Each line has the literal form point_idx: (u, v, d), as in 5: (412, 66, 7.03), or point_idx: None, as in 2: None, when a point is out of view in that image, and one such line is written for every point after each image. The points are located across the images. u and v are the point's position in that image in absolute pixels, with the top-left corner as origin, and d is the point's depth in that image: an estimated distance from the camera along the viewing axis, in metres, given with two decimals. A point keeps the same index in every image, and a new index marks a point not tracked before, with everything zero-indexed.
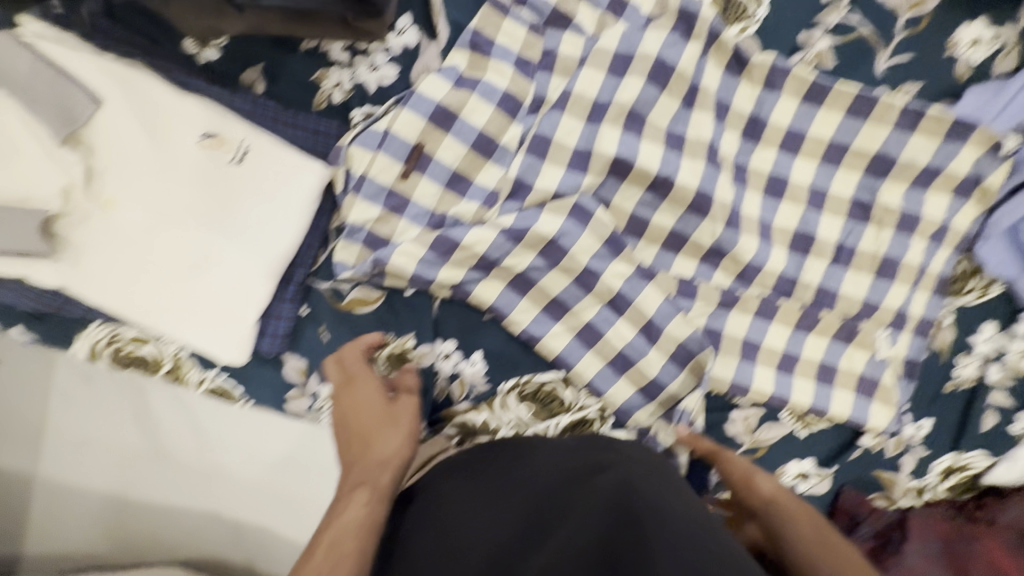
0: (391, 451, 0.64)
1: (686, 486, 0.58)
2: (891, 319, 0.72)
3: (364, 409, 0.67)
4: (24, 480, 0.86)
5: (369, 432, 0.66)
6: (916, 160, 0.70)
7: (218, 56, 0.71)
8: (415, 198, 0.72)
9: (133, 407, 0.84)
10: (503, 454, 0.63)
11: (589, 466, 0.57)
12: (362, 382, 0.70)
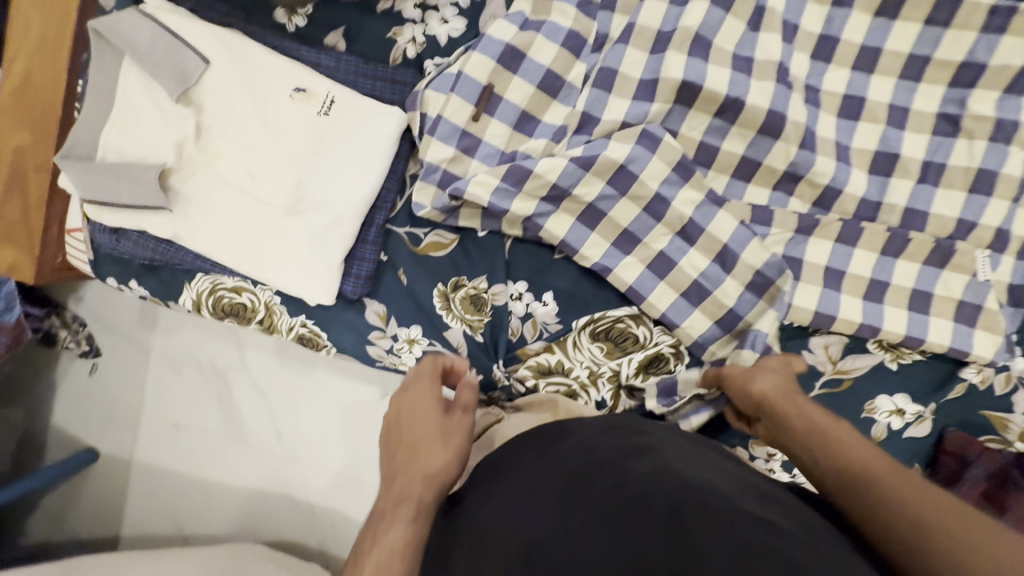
0: (437, 464, 0.64)
1: (731, 469, 0.56)
2: (991, 240, 0.71)
3: (417, 419, 0.70)
4: (127, 459, 1.06)
5: (418, 439, 0.68)
6: (1010, 64, 0.68)
7: (305, 23, 0.78)
8: (486, 139, 0.75)
9: (216, 394, 1.01)
10: (545, 433, 0.62)
11: (626, 448, 0.56)
12: (418, 391, 0.72)
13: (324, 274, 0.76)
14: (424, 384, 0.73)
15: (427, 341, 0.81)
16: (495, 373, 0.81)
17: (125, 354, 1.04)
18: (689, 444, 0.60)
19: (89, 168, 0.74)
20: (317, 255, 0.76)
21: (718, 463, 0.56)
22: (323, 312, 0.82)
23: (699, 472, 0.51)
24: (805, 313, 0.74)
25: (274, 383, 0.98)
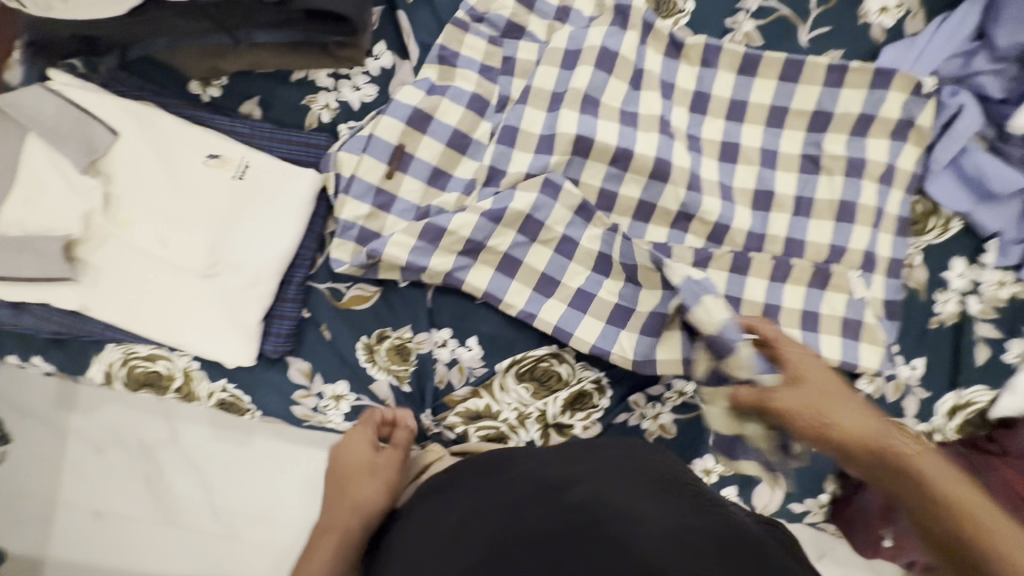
0: (370, 493, 0.73)
1: (670, 483, 0.57)
2: (861, 261, 0.80)
3: (356, 478, 0.74)
4: (36, 558, 0.95)
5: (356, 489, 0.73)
6: (850, 111, 0.79)
7: (221, 93, 0.80)
8: (401, 195, 0.79)
9: (146, 472, 0.94)
10: (490, 463, 0.63)
11: (560, 478, 0.54)
12: (355, 446, 0.77)
13: (243, 335, 0.75)
14: (360, 437, 0.78)
15: (355, 395, 0.81)
16: (424, 422, 0.81)
17: (34, 436, 0.94)
18: (629, 462, 0.60)
19: None
20: (234, 317, 0.75)
21: (651, 481, 0.56)
22: (245, 375, 0.80)
23: (628, 498, 0.51)
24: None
25: (211, 456, 0.93)
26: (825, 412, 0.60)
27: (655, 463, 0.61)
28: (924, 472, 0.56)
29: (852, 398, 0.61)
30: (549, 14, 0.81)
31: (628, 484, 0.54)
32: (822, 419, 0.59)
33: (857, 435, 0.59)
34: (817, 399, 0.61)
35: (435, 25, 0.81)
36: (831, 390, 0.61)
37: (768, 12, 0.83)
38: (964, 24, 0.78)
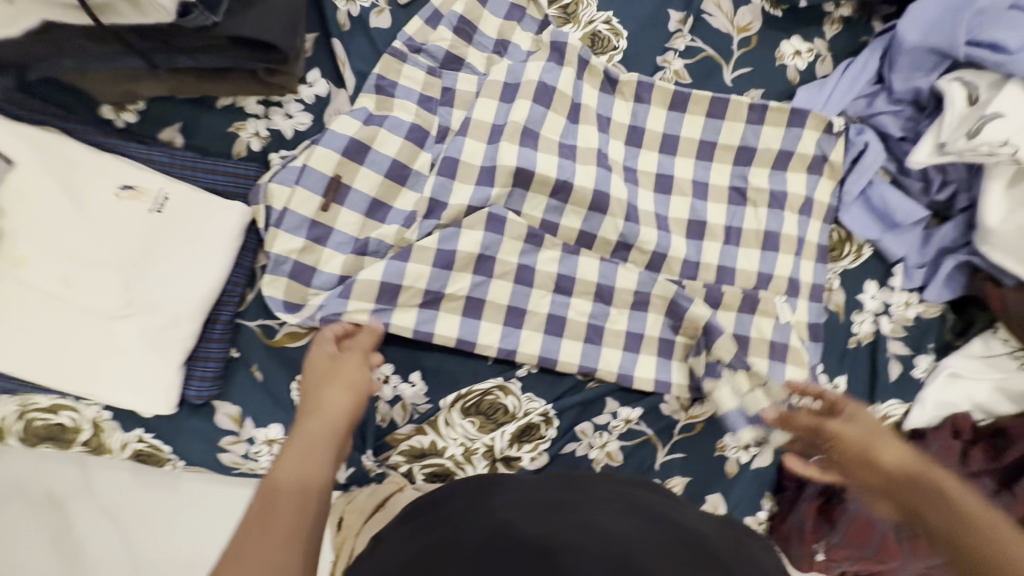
0: (345, 398, 0.66)
1: (649, 503, 0.58)
2: (785, 287, 0.85)
3: (328, 387, 0.67)
4: None
5: (329, 398, 0.65)
6: (771, 147, 0.85)
7: (136, 118, 0.75)
8: (337, 228, 0.76)
9: (52, 530, 0.83)
10: (475, 486, 0.62)
11: (553, 499, 0.56)
12: (318, 361, 0.70)
13: (162, 380, 0.69)
14: (320, 349, 0.71)
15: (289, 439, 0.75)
16: (365, 462, 0.79)
17: None
18: (605, 487, 0.60)
19: None
20: (151, 360, 0.69)
21: (640, 505, 0.57)
22: (165, 423, 0.74)
23: (625, 519, 0.53)
24: (650, 361, 0.83)
25: (128, 510, 0.84)
26: (875, 446, 0.63)
27: (636, 488, 0.62)
28: (937, 481, 0.57)
29: (853, 440, 0.65)
30: (488, 47, 0.82)
31: (618, 508, 0.56)
32: (866, 453, 0.63)
33: (900, 462, 0.61)
34: (867, 435, 0.65)
35: (371, 53, 0.80)
36: (878, 430, 0.66)
37: (695, 52, 0.87)
38: (865, 70, 0.86)
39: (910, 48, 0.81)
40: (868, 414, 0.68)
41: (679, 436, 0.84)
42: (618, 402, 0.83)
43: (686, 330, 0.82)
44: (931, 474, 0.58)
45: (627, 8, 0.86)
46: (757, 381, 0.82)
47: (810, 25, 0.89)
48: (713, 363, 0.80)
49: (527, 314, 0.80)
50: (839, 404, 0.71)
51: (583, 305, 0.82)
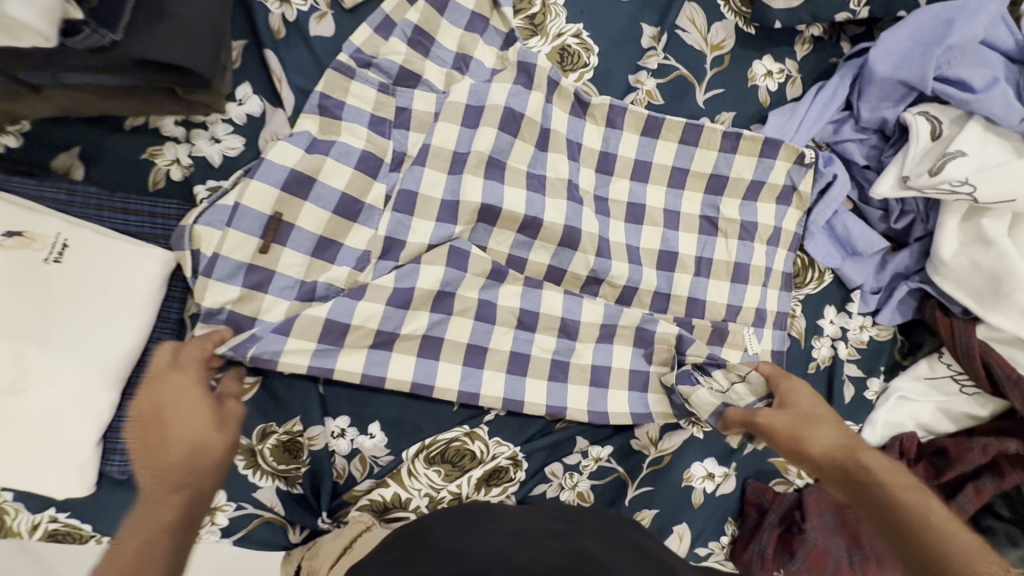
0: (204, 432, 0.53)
1: (629, 533, 0.63)
2: (753, 318, 0.84)
3: (172, 411, 0.54)
4: None
5: (180, 436, 0.52)
6: (743, 176, 0.82)
7: (19, 142, 0.62)
8: (279, 271, 0.67)
9: None
10: (466, 509, 0.66)
11: (546, 530, 0.60)
12: (173, 381, 0.56)
13: (69, 461, 0.60)
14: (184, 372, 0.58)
15: (233, 505, 0.70)
16: (321, 525, 0.73)
17: None
18: (580, 518, 0.65)
19: None
20: (57, 437, 0.59)
21: (617, 534, 0.62)
22: (82, 501, 0.64)
23: (607, 547, 0.58)
24: (619, 396, 0.79)
25: None
26: (803, 436, 0.66)
27: (615, 521, 0.65)
28: (870, 469, 0.62)
29: (787, 429, 0.68)
30: (447, 62, 0.73)
31: (603, 539, 0.60)
32: (798, 434, 0.67)
33: (830, 448, 0.65)
34: (797, 419, 0.68)
35: (314, 67, 0.70)
36: (815, 414, 0.69)
37: (668, 71, 0.82)
38: (835, 96, 0.84)
39: (880, 79, 0.80)
40: (808, 388, 0.72)
41: (648, 469, 0.83)
42: (588, 440, 0.81)
43: (658, 355, 0.80)
44: (862, 453, 0.64)
45: (598, 22, 0.80)
46: (735, 378, 0.78)
47: (782, 45, 0.87)
48: (687, 370, 0.78)
49: (490, 352, 0.75)
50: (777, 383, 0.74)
51: (548, 341, 0.77)
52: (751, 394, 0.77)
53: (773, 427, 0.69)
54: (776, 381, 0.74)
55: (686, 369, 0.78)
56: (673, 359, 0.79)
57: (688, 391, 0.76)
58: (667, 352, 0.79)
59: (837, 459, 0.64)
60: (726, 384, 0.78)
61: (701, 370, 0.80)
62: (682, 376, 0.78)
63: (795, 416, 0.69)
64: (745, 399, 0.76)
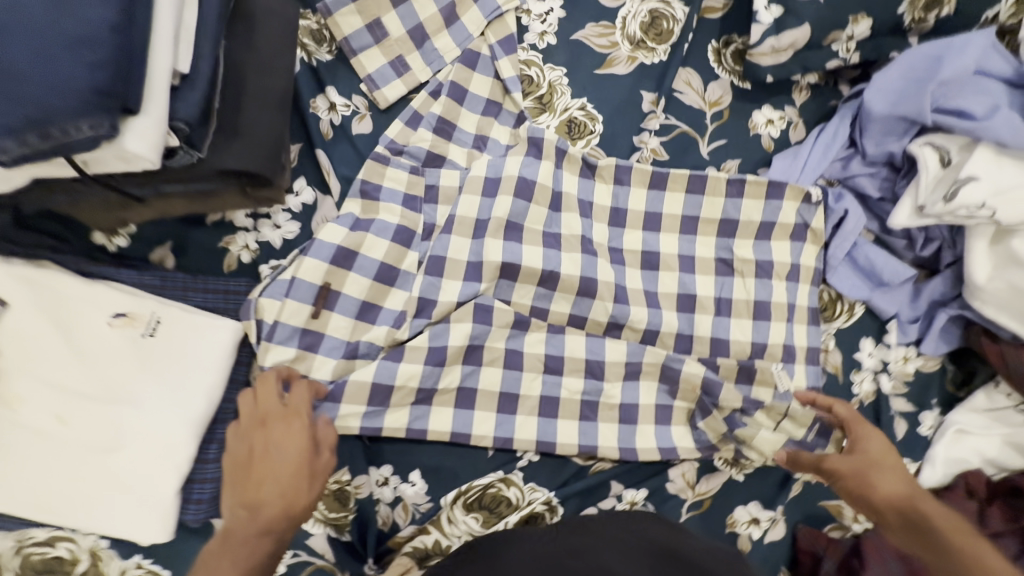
0: (292, 485, 0.61)
1: (651, 533, 0.66)
2: (781, 354, 0.85)
3: (275, 459, 0.62)
4: None
5: (271, 481, 0.61)
6: (752, 219, 0.85)
7: (129, 242, 0.76)
8: (328, 333, 0.76)
9: None
10: (498, 537, 0.67)
11: (566, 553, 0.62)
12: (290, 426, 0.65)
13: (156, 508, 0.68)
14: (300, 417, 0.66)
15: (291, 551, 0.76)
16: (367, 570, 0.77)
17: None
18: (598, 521, 0.68)
19: None
20: (146, 490, 0.68)
21: (639, 537, 0.64)
22: (162, 547, 0.72)
23: (623, 555, 0.61)
24: (649, 431, 0.82)
25: None
26: (871, 479, 0.69)
27: (634, 515, 0.69)
28: (927, 514, 0.64)
29: (854, 467, 0.70)
30: (468, 142, 0.84)
31: (620, 548, 0.63)
32: (868, 477, 0.69)
33: (889, 495, 0.67)
34: (864, 467, 0.70)
35: (356, 158, 0.82)
36: (882, 462, 0.70)
37: (670, 129, 0.90)
38: (836, 136, 0.88)
39: (879, 117, 0.83)
40: (881, 433, 0.72)
41: (688, 515, 0.83)
42: (623, 484, 0.82)
43: (684, 394, 0.82)
44: (920, 503, 0.66)
45: (600, 94, 0.89)
46: (777, 416, 0.82)
47: (780, 94, 0.92)
48: (730, 414, 0.81)
49: (520, 399, 0.80)
50: (852, 425, 0.74)
51: (575, 384, 0.81)
52: (799, 424, 0.82)
53: (839, 472, 0.71)
54: (850, 425, 0.74)
55: (710, 410, 0.81)
56: (698, 399, 0.82)
57: (749, 433, 0.81)
58: (693, 392, 0.82)
59: (897, 506, 0.66)
60: (771, 422, 0.82)
61: (743, 411, 0.82)
62: (735, 420, 0.81)
63: (857, 459, 0.71)
64: (798, 430, 0.82)
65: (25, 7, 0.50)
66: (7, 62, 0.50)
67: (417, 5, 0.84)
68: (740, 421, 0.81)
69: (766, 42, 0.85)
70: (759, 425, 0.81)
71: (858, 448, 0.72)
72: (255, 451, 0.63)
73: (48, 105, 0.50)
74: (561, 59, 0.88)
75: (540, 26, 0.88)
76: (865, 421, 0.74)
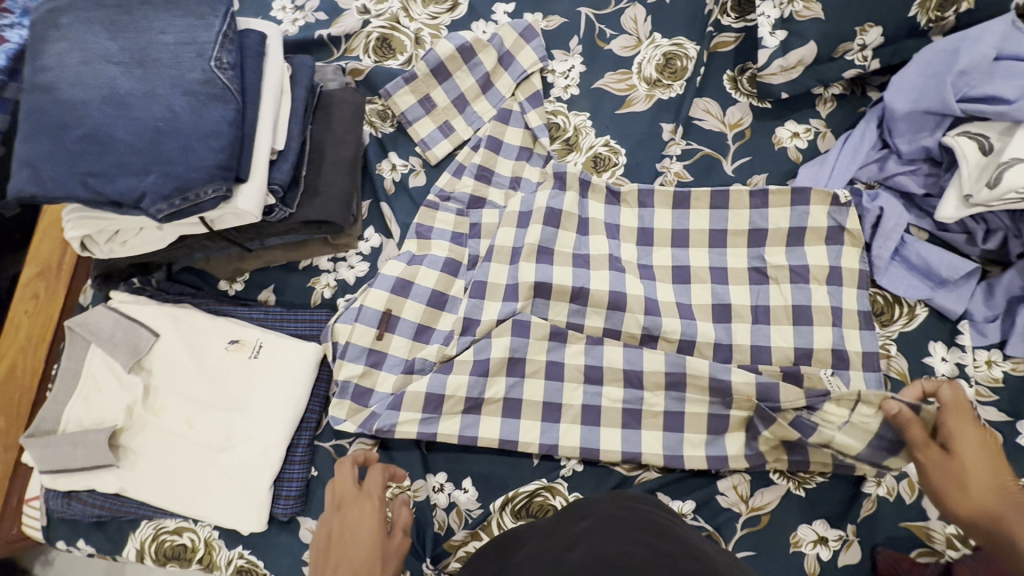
0: (367, 564, 0.67)
1: (643, 510, 0.61)
2: (830, 358, 0.82)
3: (351, 540, 0.69)
4: None
5: (348, 562, 0.67)
6: (781, 226, 0.87)
7: (243, 286, 0.97)
8: (390, 352, 0.88)
9: None
10: (493, 548, 0.62)
11: (563, 544, 0.54)
12: (363, 507, 0.72)
13: (254, 501, 0.82)
14: (370, 498, 0.73)
15: None
16: (425, 570, 0.82)
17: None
18: (588, 504, 0.63)
19: (53, 441, 0.85)
20: (247, 485, 0.83)
21: (631, 511, 0.59)
22: (259, 539, 0.85)
23: (620, 540, 0.53)
24: (696, 438, 0.82)
25: None
26: (965, 484, 0.67)
27: (633, 500, 0.63)
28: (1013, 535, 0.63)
29: (949, 476, 0.68)
30: (505, 184, 0.97)
31: (614, 528, 0.55)
32: (962, 481, 0.67)
33: (973, 508, 0.66)
34: (957, 469, 0.68)
35: (413, 207, 0.98)
36: (980, 466, 0.67)
37: (692, 152, 0.96)
38: (864, 139, 0.89)
39: (903, 114, 0.83)
40: (977, 430, 0.68)
41: (742, 531, 0.80)
42: (670, 495, 0.83)
43: (739, 403, 0.81)
44: (1006, 520, 0.64)
45: (622, 130, 0.98)
46: (847, 408, 0.76)
47: (802, 109, 0.95)
48: (795, 417, 0.79)
49: (562, 409, 0.85)
50: (945, 420, 0.70)
51: (614, 393, 0.84)
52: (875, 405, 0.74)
53: (927, 465, 0.70)
54: (944, 415, 0.70)
55: (773, 419, 0.78)
56: (757, 409, 0.79)
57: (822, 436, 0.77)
58: (750, 402, 0.80)
59: (978, 520, 0.66)
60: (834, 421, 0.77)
61: (810, 410, 0.78)
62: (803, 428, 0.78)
63: (953, 451, 0.69)
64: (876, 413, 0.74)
65: (173, 113, 0.71)
66: (163, 151, 0.70)
67: (459, 78, 1.01)
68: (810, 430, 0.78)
69: (774, 63, 0.90)
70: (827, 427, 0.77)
71: (955, 446, 0.69)
72: (333, 535, 0.70)
73: (187, 177, 0.70)
74: (584, 106, 1.00)
75: (564, 81, 1.01)
76: (969, 418, 0.69)
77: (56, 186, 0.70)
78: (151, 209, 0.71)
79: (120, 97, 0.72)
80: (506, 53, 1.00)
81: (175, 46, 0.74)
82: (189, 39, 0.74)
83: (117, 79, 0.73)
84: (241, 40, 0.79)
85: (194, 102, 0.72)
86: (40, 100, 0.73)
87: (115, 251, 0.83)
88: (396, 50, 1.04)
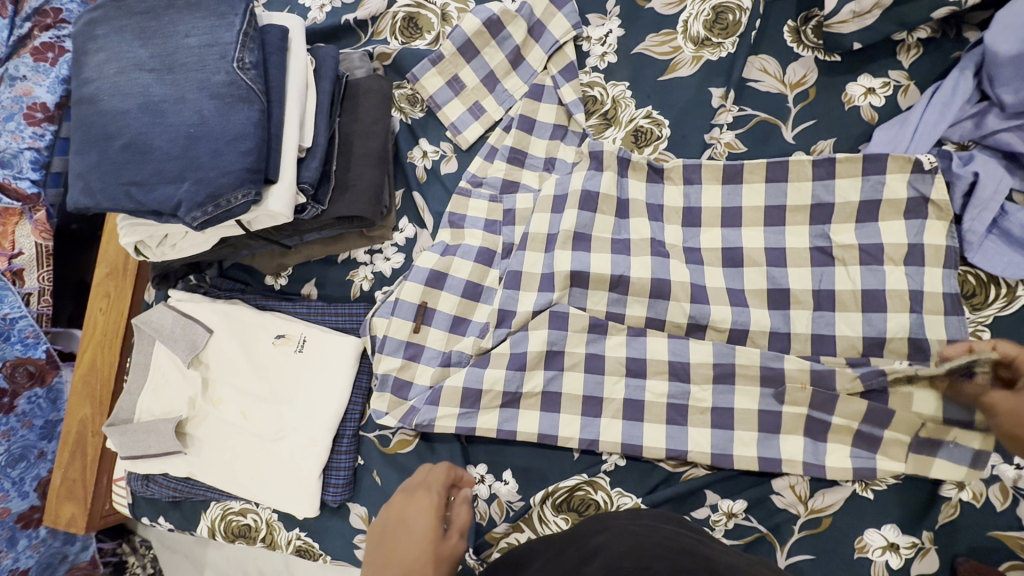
0: (418, 561, 0.66)
1: (665, 528, 0.57)
2: (906, 347, 0.73)
3: (404, 533, 0.69)
4: None
5: (400, 554, 0.66)
6: (850, 199, 0.77)
7: (287, 280, 0.99)
8: (427, 344, 0.88)
9: None
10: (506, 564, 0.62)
11: (576, 557, 0.53)
12: (419, 502, 0.72)
13: (306, 488, 0.86)
14: (428, 493, 0.73)
15: None
16: (468, 561, 0.83)
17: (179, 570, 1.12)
18: (607, 518, 0.61)
19: (128, 430, 0.93)
20: (299, 473, 0.87)
21: (654, 529, 0.56)
22: (314, 523, 0.90)
23: (640, 555, 0.50)
24: (749, 436, 0.76)
25: None
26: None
27: (659, 520, 0.60)
28: None
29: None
30: (539, 166, 0.92)
31: (634, 543, 0.52)
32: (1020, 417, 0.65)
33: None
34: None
35: (445, 194, 0.96)
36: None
37: (746, 119, 0.86)
38: (957, 91, 0.76)
39: (1008, 59, 0.70)
40: None
41: (801, 533, 0.75)
42: (719, 494, 0.79)
43: (791, 391, 0.75)
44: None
45: (666, 99, 0.89)
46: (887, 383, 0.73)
47: (879, 60, 0.82)
48: (852, 394, 0.73)
49: (604, 402, 0.81)
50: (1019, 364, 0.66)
51: (659, 386, 0.80)
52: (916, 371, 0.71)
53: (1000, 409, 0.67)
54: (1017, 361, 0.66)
55: (834, 397, 0.73)
56: (810, 394, 0.74)
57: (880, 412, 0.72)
58: (803, 390, 0.74)
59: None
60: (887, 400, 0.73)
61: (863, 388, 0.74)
62: (879, 406, 0.72)
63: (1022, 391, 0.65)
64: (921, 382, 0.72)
65: (203, 118, 0.72)
66: (195, 157, 0.71)
67: (487, 54, 0.95)
68: (884, 411, 0.72)
69: (845, 9, 0.78)
70: (895, 408, 0.72)
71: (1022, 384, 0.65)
72: (391, 528, 0.71)
73: (218, 183, 0.70)
74: (623, 75, 0.92)
75: (600, 48, 0.93)
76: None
77: (104, 198, 0.73)
78: (187, 217, 0.72)
79: (155, 105, 0.73)
80: (537, 23, 0.93)
81: (200, 49, 0.74)
82: (212, 41, 0.74)
83: (150, 87, 0.74)
84: (263, 36, 0.78)
85: (220, 104, 0.72)
86: (86, 113, 0.77)
87: (167, 254, 0.87)
88: (423, 29, 1.00)
